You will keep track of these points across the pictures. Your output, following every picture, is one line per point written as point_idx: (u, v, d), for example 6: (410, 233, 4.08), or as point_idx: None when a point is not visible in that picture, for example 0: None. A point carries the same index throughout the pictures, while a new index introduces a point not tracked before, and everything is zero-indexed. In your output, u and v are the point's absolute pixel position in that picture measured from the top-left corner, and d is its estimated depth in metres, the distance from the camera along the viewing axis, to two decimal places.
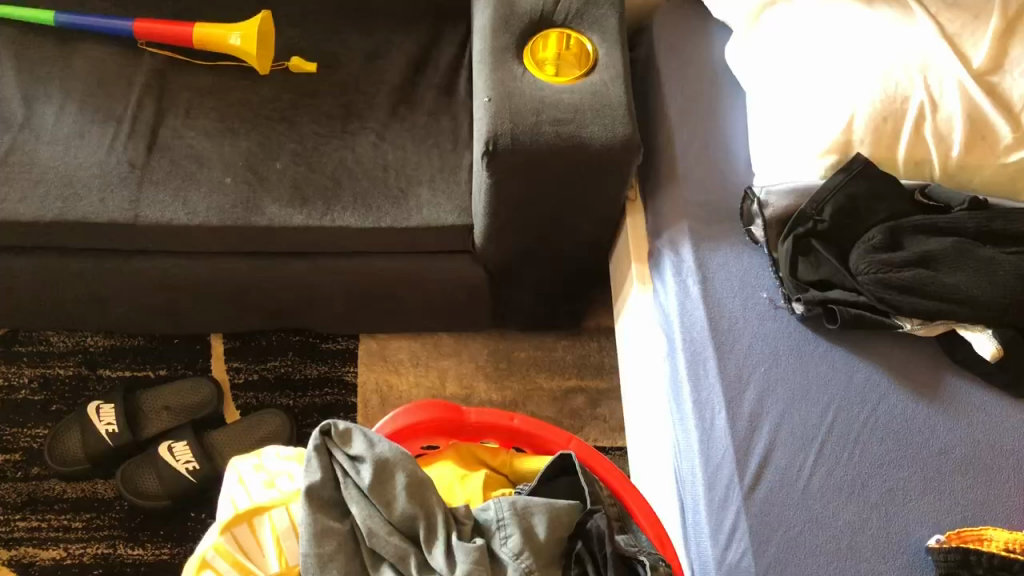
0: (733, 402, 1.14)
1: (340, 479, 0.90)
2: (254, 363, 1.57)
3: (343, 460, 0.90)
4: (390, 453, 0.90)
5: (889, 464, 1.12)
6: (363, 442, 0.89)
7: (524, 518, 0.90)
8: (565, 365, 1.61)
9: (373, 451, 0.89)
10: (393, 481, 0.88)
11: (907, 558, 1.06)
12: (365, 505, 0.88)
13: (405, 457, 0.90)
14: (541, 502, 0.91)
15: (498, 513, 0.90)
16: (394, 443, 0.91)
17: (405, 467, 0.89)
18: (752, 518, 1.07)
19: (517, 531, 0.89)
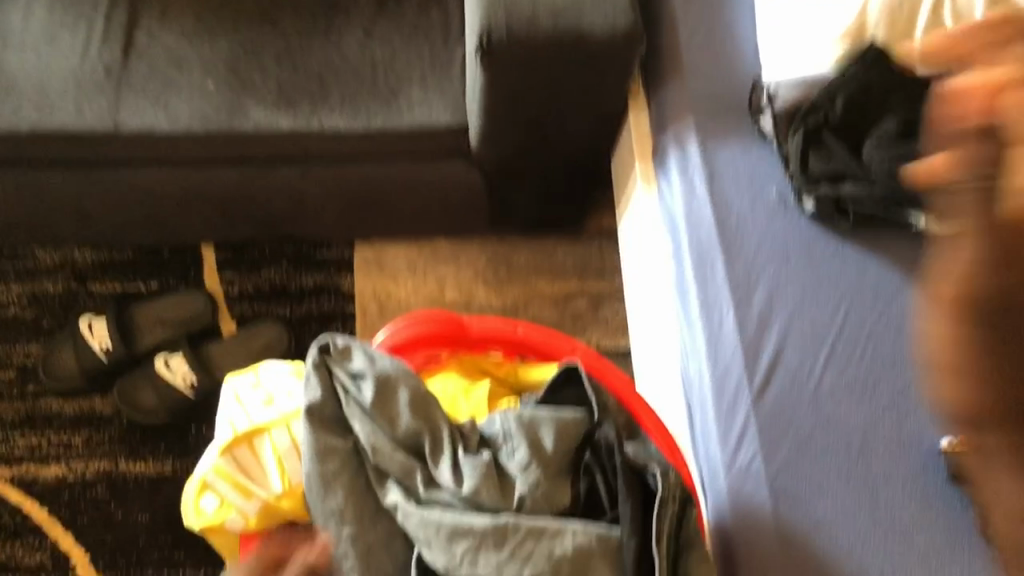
0: (742, 303, 1.11)
1: (341, 397, 0.87)
2: (249, 273, 1.53)
3: (343, 378, 0.87)
4: (392, 369, 0.87)
5: (902, 363, 1.10)
6: (363, 358, 0.87)
7: (531, 430, 0.88)
8: (566, 269, 1.58)
9: (373, 367, 0.87)
10: (396, 398, 0.86)
11: (919, 460, 1.05)
12: (368, 422, 0.85)
13: (406, 373, 0.87)
14: (548, 414, 0.90)
15: (504, 426, 0.89)
16: (394, 359, 0.88)
17: (408, 383, 0.87)
18: (762, 421, 1.05)
19: (524, 443, 0.87)
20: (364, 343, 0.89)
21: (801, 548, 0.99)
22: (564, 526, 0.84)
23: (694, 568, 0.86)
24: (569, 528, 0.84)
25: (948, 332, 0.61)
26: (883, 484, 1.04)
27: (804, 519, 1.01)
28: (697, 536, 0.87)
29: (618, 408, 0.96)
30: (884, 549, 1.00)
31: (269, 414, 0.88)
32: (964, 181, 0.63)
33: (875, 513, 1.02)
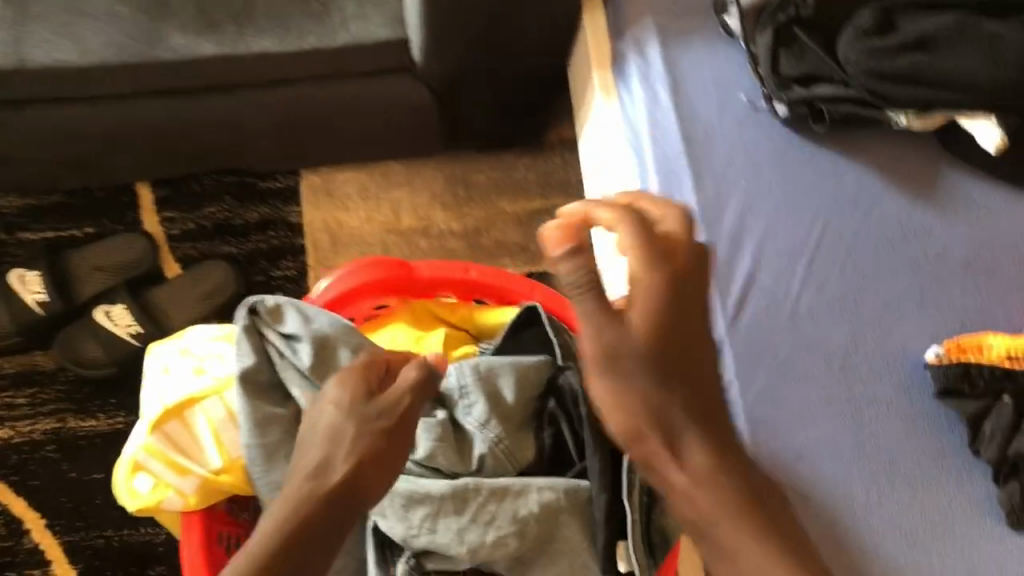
0: (713, 223, 1.03)
1: (276, 362, 0.80)
2: (189, 211, 1.43)
3: (275, 341, 0.80)
4: (330, 329, 0.79)
5: (884, 275, 1.03)
6: (297, 318, 0.79)
7: (487, 383, 0.82)
8: (528, 186, 1.49)
9: (309, 327, 0.79)
10: (336, 358, 0.79)
11: (904, 376, 1.00)
12: (309, 387, 0.78)
13: (347, 332, 0.80)
14: (505, 364, 0.83)
15: (459, 380, 0.82)
16: (333, 316, 0.80)
17: (349, 344, 0.79)
18: (739, 347, 0.98)
19: (481, 398, 0.81)
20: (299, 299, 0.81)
21: (781, 477, 0.94)
22: (529, 484, 0.79)
23: (667, 516, 0.81)
24: (534, 486, 0.79)
25: (615, 397, 0.51)
26: (867, 405, 0.98)
27: (785, 448, 0.95)
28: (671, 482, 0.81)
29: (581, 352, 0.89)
30: (869, 472, 0.96)
31: (199, 384, 0.81)
32: (582, 295, 0.54)
33: (858, 436, 0.97)
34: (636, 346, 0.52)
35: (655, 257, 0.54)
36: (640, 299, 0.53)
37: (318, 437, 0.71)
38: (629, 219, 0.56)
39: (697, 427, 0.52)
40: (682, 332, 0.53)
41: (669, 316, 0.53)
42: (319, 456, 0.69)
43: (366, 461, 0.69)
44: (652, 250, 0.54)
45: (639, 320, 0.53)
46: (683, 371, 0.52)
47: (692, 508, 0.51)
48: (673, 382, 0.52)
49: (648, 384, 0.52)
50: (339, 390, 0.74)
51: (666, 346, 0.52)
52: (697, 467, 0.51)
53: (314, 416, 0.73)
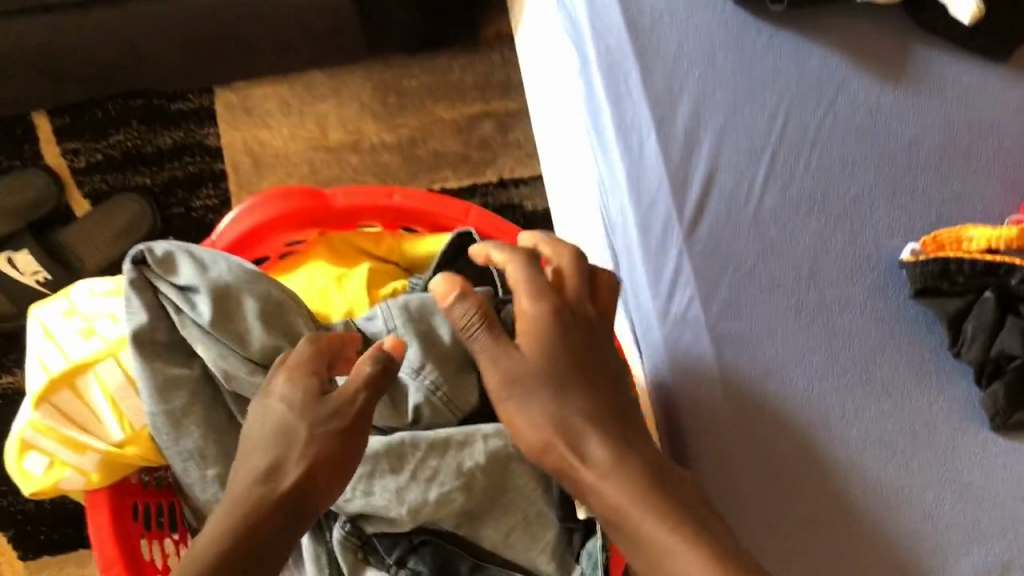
0: (665, 122, 0.93)
1: (174, 318, 0.70)
2: (93, 140, 1.30)
3: (171, 295, 0.70)
4: (231, 278, 0.70)
5: (853, 168, 0.94)
6: (190, 268, 0.70)
7: (422, 324, 0.73)
8: (465, 89, 1.37)
9: (207, 277, 0.70)
10: (241, 310, 0.70)
11: (878, 276, 0.92)
12: (213, 344, 0.69)
13: (251, 278, 0.71)
14: (441, 300, 0.75)
15: (387, 323, 0.73)
16: (233, 262, 0.71)
17: (254, 292, 0.70)
18: (697, 260, 0.90)
19: (415, 341, 0.72)
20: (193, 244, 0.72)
21: (751, 395, 0.87)
22: (474, 432, 0.71)
23: None
24: (479, 434, 0.71)
25: (526, 416, 0.68)
26: (840, 311, 0.90)
27: (753, 364, 0.88)
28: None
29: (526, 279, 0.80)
30: (845, 383, 0.89)
31: (90, 347, 0.71)
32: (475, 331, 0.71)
33: (832, 345, 0.89)
34: (531, 369, 0.69)
35: (541, 298, 0.71)
36: (528, 331, 0.70)
37: (264, 436, 0.64)
38: (519, 260, 0.73)
39: (590, 420, 0.68)
40: (570, 352, 0.70)
41: (555, 340, 0.70)
42: (267, 462, 0.63)
43: (317, 467, 0.63)
44: (537, 292, 0.71)
45: (529, 348, 0.70)
46: (575, 382, 0.69)
47: (601, 499, 0.65)
48: (566, 392, 0.68)
49: (548, 400, 0.68)
50: (288, 383, 0.66)
51: (556, 367, 0.69)
52: (601, 462, 0.66)
53: (259, 408, 0.66)
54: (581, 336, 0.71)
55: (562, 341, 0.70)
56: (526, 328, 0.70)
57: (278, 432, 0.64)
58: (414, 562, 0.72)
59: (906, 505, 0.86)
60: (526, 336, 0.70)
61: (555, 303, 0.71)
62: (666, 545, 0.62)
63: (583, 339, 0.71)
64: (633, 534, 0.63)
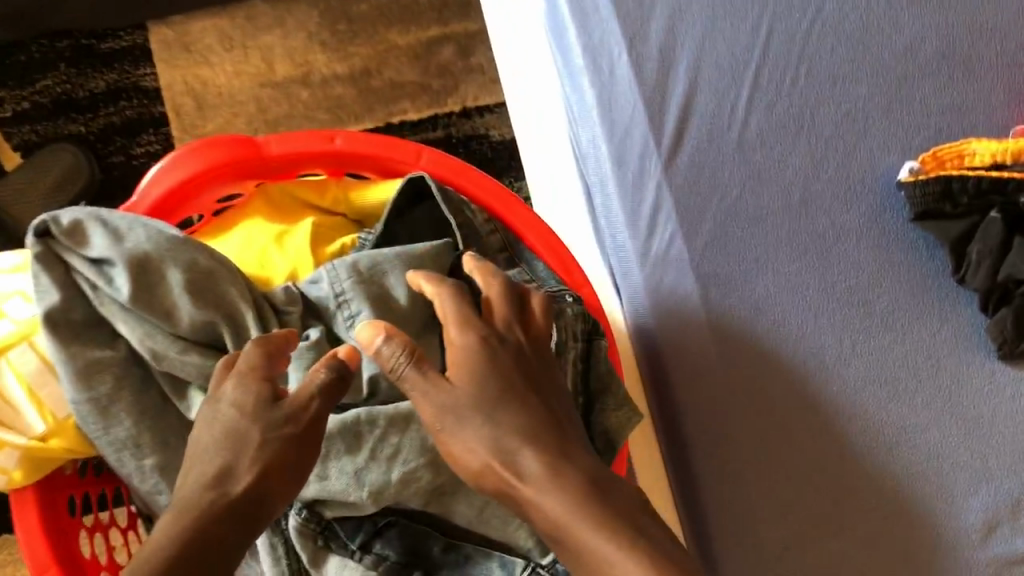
0: (638, 40, 0.84)
1: (90, 295, 0.65)
2: (19, 87, 1.19)
3: (84, 271, 0.65)
4: (151, 246, 0.65)
5: (844, 80, 0.86)
6: (103, 237, 0.65)
7: (374, 287, 0.68)
8: (420, 11, 1.26)
9: (122, 248, 0.65)
10: (166, 284, 0.65)
11: (875, 200, 0.84)
12: (138, 322, 0.65)
13: (175, 247, 0.66)
14: (394, 258, 0.69)
15: (333, 287, 0.68)
16: (151, 227, 0.66)
17: (178, 261, 0.65)
18: (679, 191, 0.82)
19: (368, 305, 0.67)
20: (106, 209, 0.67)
21: (740, 337, 0.80)
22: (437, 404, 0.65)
23: (609, 416, 0.67)
24: None
25: (462, 445, 0.55)
26: (834, 240, 0.83)
27: (741, 303, 0.81)
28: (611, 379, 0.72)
29: (492, 226, 0.74)
30: (841, 318, 0.82)
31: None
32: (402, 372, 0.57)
33: (826, 277, 0.82)
34: (466, 402, 0.55)
35: (471, 326, 0.59)
36: (460, 363, 0.57)
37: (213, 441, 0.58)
38: (450, 290, 0.61)
39: (528, 441, 0.55)
40: (509, 376, 0.57)
41: (492, 370, 0.57)
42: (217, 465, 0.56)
43: (270, 472, 0.57)
44: (467, 319, 0.59)
45: (462, 380, 0.56)
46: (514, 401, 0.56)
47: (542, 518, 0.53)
48: (501, 416, 0.55)
49: (480, 423, 0.55)
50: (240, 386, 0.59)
51: (495, 395, 0.56)
52: (538, 477, 0.53)
53: (205, 413, 0.60)
54: (523, 366, 0.58)
55: (501, 368, 0.57)
56: (457, 360, 0.57)
57: (229, 435, 0.57)
58: (380, 546, 0.67)
59: (910, 445, 0.80)
60: (457, 368, 0.57)
61: (490, 334, 0.59)
62: (608, 561, 0.50)
63: (524, 366, 0.58)
64: (576, 551, 0.51)
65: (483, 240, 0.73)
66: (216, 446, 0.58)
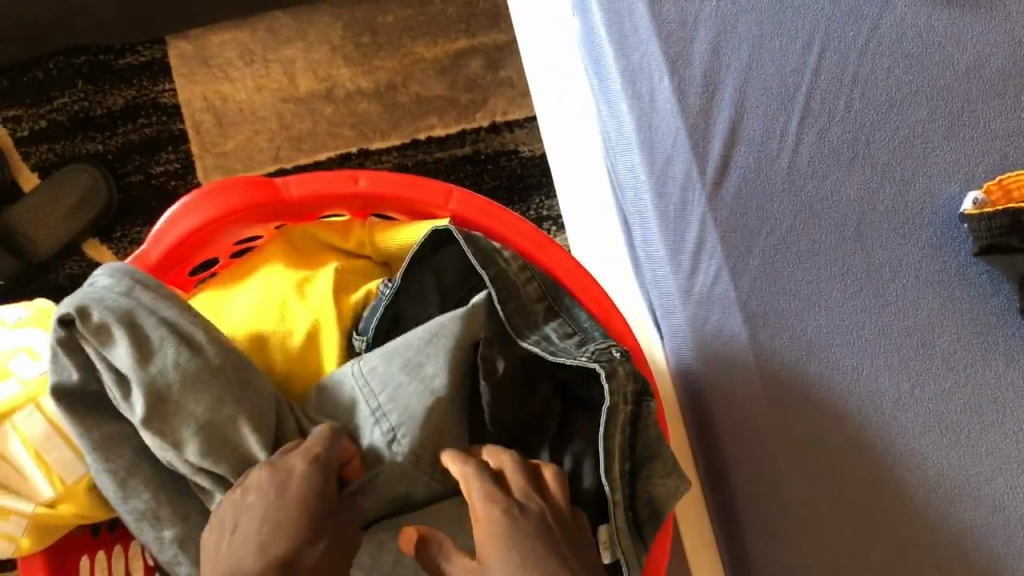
0: (680, 63, 0.79)
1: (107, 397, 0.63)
2: (36, 104, 1.16)
3: (105, 374, 0.62)
4: (174, 375, 0.62)
5: (902, 103, 0.80)
6: (130, 354, 0.61)
7: (412, 382, 0.66)
8: (446, 22, 1.22)
9: (147, 369, 0.62)
10: (183, 419, 0.62)
11: (934, 232, 0.79)
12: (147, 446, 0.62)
13: (199, 380, 0.62)
14: (429, 345, 0.67)
15: (369, 403, 0.66)
16: (182, 355, 0.62)
17: (200, 401, 0.62)
18: (724, 225, 0.77)
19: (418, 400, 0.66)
20: (140, 312, 0.63)
21: (789, 381, 0.75)
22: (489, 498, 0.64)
23: (657, 485, 0.66)
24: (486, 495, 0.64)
25: None
26: (889, 275, 0.78)
27: (792, 346, 0.76)
28: (659, 441, 0.66)
29: (525, 276, 0.71)
30: (899, 361, 0.76)
31: (5, 391, 0.64)
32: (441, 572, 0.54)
33: (884, 317, 0.77)
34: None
35: (495, 500, 0.55)
36: (489, 540, 0.53)
37: (279, 510, 0.54)
38: (472, 469, 0.58)
39: None
40: (536, 544, 0.52)
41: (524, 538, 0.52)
42: (280, 539, 0.52)
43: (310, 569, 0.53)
44: (492, 494, 0.56)
45: (496, 559, 0.52)
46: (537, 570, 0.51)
47: None
48: None
49: None
50: (312, 467, 0.57)
51: (522, 561, 0.51)
52: None
53: (267, 481, 0.56)
54: (551, 531, 0.54)
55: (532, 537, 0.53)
56: (487, 534, 0.53)
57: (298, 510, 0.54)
58: None
59: (973, 498, 0.74)
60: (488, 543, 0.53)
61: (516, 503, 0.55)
62: None
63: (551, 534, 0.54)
64: None
65: (520, 290, 0.70)
66: (281, 514, 0.54)
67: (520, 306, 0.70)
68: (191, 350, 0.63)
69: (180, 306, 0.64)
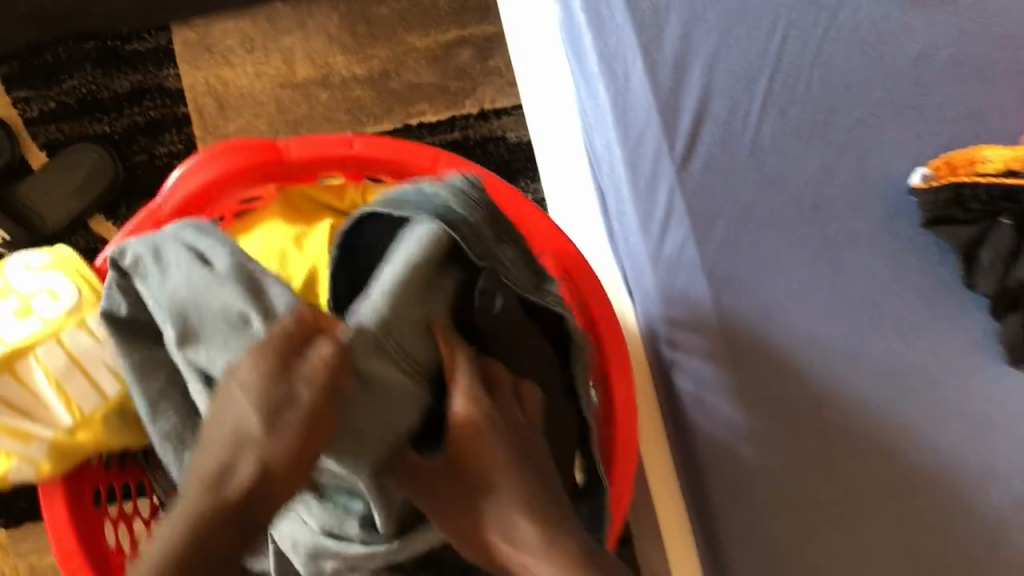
0: (652, 46, 0.85)
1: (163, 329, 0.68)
2: (46, 87, 1.22)
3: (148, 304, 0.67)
4: (185, 289, 0.65)
5: (859, 87, 0.87)
6: (154, 280, 0.66)
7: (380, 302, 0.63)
8: (438, 14, 1.28)
9: (166, 289, 0.66)
10: (207, 330, 0.65)
11: (885, 208, 0.85)
12: (190, 364, 0.66)
13: (207, 289, 0.64)
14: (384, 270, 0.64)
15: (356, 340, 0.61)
16: (190, 268, 0.65)
17: (212, 308, 0.64)
18: (691, 197, 0.83)
19: (378, 299, 0.63)
20: (162, 242, 0.68)
21: (750, 341, 0.81)
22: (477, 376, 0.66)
23: None
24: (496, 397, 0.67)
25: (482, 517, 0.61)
26: (844, 243, 0.84)
27: (753, 307, 0.82)
28: None
29: (469, 207, 0.68)
30: (852, 323, 0.83)
31: (29, 328, 0.69)
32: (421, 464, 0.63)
33: (838, 281, 0.83)
34: (472, 480, 0.62)
35: (475, 399, 0.64)
36: (465, 438, 0.62)
37: (221, 427, 0.56)
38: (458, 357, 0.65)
39: (531, 517, 0.60)
40: (508, 448, 0.63)
41: (496, 445, 0.62)
42: (216, 462, 0.56)
43: (266, 490, 0.56)
44: (473, 392, 0.64)
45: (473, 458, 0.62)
46: (510, 473, 0.62)
47: None
48: (503, 488, 0.61)
49: (488, 504, 0.61)
50: (250, 371, 0.55)
51: (495, 460, 0.62)
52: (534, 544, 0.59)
53: (223, 393, 0.56)
54: (518, 436, 0.64)
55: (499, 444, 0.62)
56: (465, 431, 0.63)
57: (232, 429, 0.55)
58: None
59: (917, 450, 0.81)
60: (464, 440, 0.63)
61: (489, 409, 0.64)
62: None
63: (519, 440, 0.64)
64: None
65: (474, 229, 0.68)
66: (221, 433, 0.56)
67: (472, 233, 0.67)
68: (206, 266, 0.66)
69: (203, 233, 0.68)
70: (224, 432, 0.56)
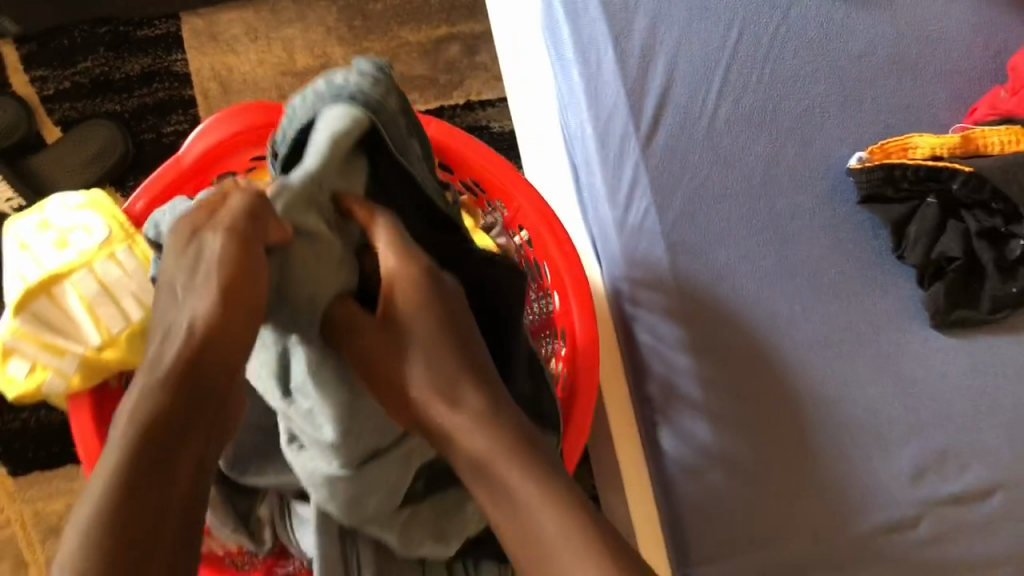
0: (622, 37, 0.95)
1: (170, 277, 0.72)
2: (62, 67, 1.30)
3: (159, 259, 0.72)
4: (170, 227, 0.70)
5: (806, 80, 0.97)
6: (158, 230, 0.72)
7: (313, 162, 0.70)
8: (430, 12, 1.38)
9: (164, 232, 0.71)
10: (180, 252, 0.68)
11: (827, 185, 0.95)
12: None
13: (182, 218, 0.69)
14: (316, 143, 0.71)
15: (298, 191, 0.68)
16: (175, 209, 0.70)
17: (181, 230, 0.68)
18: (654, 171, 0.93)
19: (311, 165, 0.70)
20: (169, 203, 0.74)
21: (703, 300, 0.91)
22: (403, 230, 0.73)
23: None
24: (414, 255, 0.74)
25: (422, 372, 0.62)
26: (790, 217, 0.94)
27: (705, 271, 0.92)
28: None
29: (380, 88, 0.77)
30: (794, 287, 0.93)
31: (65, 258, 0.79)
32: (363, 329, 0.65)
33: (783, 250, 0.93)
34: (406, 338, 0.63)
35: (407, 255, 0.66)
36: (397, 293, 0.65)
37: (159, 328, 0.62)
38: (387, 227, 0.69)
39: (471, 385, 0.63)
40: (440, 310, 0.65)
41: (427, 303, 0.64)
42: (152, 357, 0.60)
43: (214, 341, 0.60)
44: (404, 249, 0.67)
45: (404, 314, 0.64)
46: (445, 335, 0.64)
47: (470, 451, 0.60)
48: (438, 353, 0.63)
49: (421, 360, 0.63)
50: (175, 255, 0.63)
51: (426, 313, 0.64)
52: (475, 409, 0.61)
53: (160, 299, 0.63)
54: (445, 302, 0.66)
55: (426, 300, 0.64)
56: (395, 287, 0.65)
57: (166, 319, 0.61)
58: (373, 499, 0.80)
59: (850, 400, 0.90)
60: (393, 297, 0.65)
61: (418, 268, 0.66)
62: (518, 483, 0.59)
63: (448, 305, 0.66)
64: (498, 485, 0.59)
65: (385, 106, 0.76)
66: (160, 328, 0.61)
67: (381, 109, 0.76)
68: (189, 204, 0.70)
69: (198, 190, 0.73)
70: (164, 323, 0.61)
